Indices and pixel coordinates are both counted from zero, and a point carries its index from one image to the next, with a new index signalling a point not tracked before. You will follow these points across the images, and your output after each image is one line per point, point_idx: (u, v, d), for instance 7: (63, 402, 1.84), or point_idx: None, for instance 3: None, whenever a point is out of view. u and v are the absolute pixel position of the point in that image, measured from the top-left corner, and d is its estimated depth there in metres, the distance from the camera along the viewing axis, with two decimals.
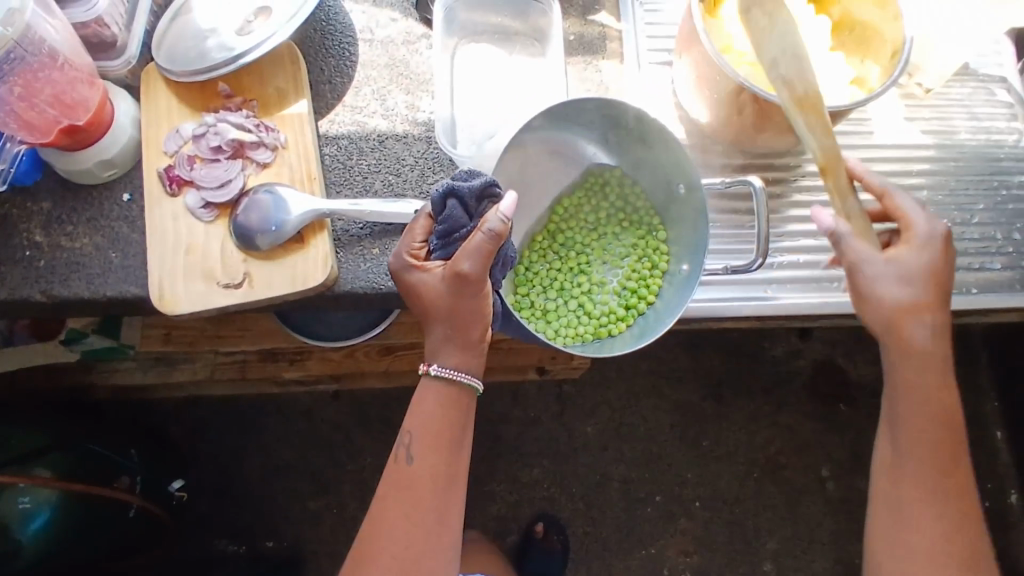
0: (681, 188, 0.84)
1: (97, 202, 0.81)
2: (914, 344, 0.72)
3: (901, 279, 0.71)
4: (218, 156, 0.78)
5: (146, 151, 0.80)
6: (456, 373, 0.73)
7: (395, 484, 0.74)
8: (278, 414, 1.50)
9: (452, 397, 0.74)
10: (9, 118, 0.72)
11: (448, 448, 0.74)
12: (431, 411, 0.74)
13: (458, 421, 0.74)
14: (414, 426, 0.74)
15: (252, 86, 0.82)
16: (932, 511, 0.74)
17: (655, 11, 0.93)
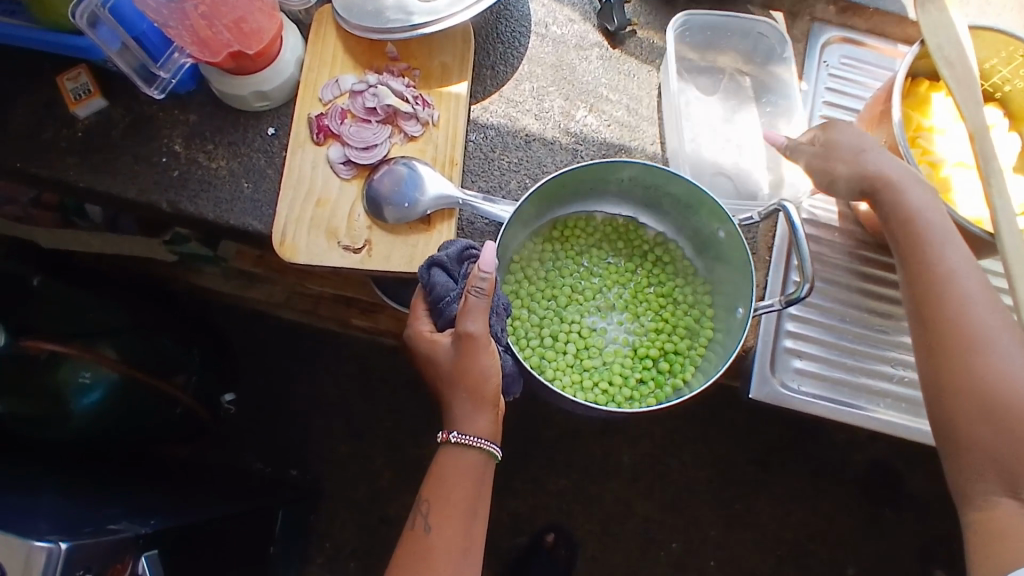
0: (721, 233, 0.78)
1: (242, 129, 0.81)
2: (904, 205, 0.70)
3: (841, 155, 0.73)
4: (370, 118, 0.78)
5: (302, 93, 0.79)
6: (475, 440, 0.72)
7: (410, 556, 0.71)
8: (333, 353, 1.52)
9: (472, 466, 0.72)
10: (186, 33, 0.69)
11: (463, 518, 0.71)
12: (446, 478, 0.72)
13: (475, 491, 0.72)
14: (431, 495, 0.72)
15: (419, 56, 0.81)
16: (997, 370, 0.63)
17: (840, 78, 0.87)
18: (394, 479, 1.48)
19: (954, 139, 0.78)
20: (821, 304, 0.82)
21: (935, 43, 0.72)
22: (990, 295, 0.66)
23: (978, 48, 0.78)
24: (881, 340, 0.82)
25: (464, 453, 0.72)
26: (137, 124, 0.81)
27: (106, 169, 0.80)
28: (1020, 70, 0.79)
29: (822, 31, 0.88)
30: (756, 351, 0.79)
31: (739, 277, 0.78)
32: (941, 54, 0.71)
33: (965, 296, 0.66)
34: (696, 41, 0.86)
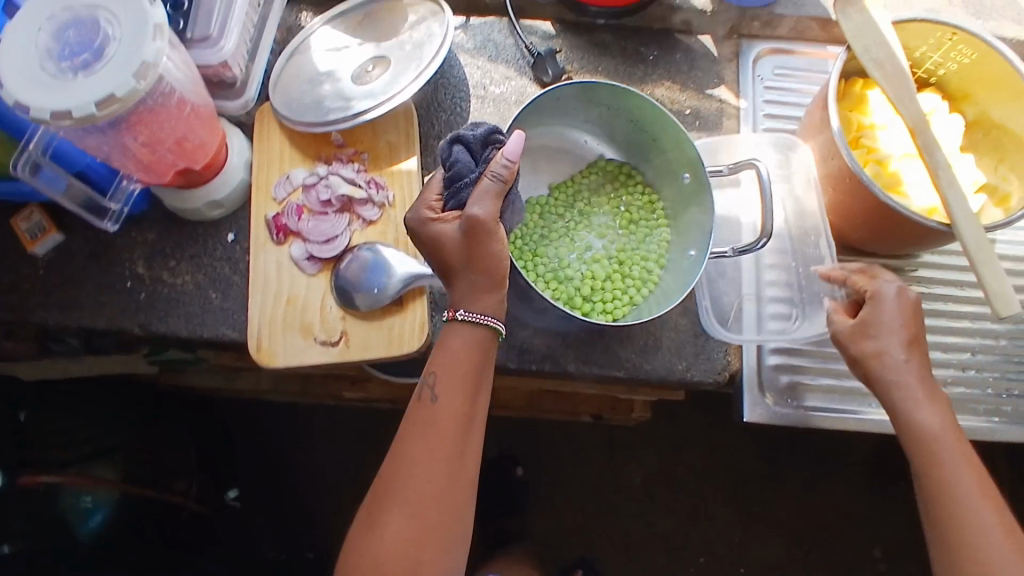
0: (686, 179, 0.79)
1: (201, 240, 0.81)
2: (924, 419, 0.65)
3: (873, 335, 0.67)
4: (326, 210, 0.78)
5: (255, 195, 0.80)
6: (480, 318, 0.66)
7: (414, 430, 0.67)
8: (330, 427, 1.51)
9: (475, 349, 0.68)
10: (130, 162, 0.69)
11: (468, 393, 0.67)
12: (448, 357, 0.67)
13: (481, 364, 0.68)
14: (438, 366, 0.67)
15: (365, 138, 0.82)
16: None
17: (776, 88, 0.89)
18: None
19: (897, 132, 0.79)
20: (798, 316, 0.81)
21: (862, 46, 0.72)
22: (1005, 519, 0.63)
23: (906, 38, 0.78)
24: None
25: (463, 332, 0.67)
26: (97, 252, 0.81)
27: (74, 302, 0.80)
28: (950, 53, 0.80)
29: (752, 46, 0.89)
30: (743, 374, 0.80)
31: (698, 212, 0.78)
32: (870, 58, 0.71)
33: (981, 520, 0.62)
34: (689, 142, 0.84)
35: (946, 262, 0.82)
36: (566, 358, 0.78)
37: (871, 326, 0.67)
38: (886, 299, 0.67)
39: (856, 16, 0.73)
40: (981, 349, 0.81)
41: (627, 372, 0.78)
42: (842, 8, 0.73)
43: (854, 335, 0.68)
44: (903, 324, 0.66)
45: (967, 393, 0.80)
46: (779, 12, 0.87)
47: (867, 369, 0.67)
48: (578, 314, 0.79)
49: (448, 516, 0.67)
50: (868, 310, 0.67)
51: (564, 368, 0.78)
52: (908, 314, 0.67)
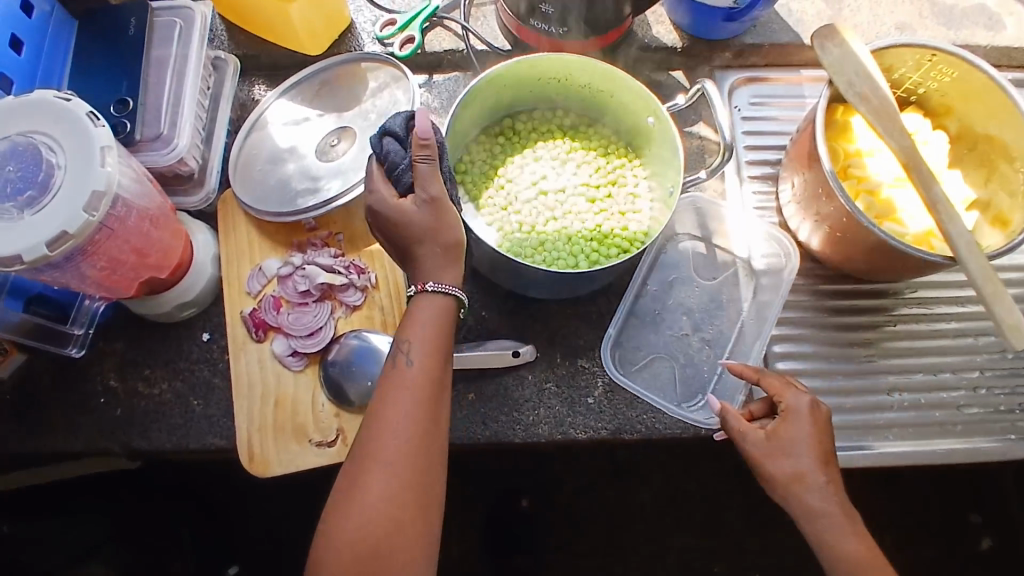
0: (650, 123, 0.75)
1: (176, 343, 0.76)
2: (848, 540, 0.63)
3: (790, 452, 0.65)
4: (306, 300, 0.74)
5: (228, 292, 0.76)
6: (440, 288, 0.61)
7: (389, 392, 0.60)
8: None
9: (444, 314, 0.62)
10: (92, 287, 0.64)
11: (442, 357, 0.61)
12: (420, 319, 0.61)
13: (451, 331, 0.62)
14: (412, 333, 0.61)
15: (338, 219, 0.78)
16: None
17: (755, 118, 0.86)
18: None
19: (886, 158, 0.77)
20: (806, 350, 0.77)
21: (843, 81, 0.70)
22: None
23: (885, 62, 0.77)
24: (867, 370, 0.77)
25: (431, 302, 0.62)
26: (64, 367, 0.76)
27: (46, 425, 0.75)
28: (929, 73, 0.78)
29: (726, 77, 0.87)
30: None
31: (666, 155, 0.74)
32: (853, 93, 0.70)
33: None
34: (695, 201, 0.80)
35: (946, 281, 0.80)
36: (571, 426, 0.73)
37: (789, 443, 0.65)
38: (801, 412, 0.66)
39: (834, 52, 0.71)
40: (992, 366, 0.79)
41: (642, 434, 0.73)
42: (822, 44, 0.72)
43: (771, 454, 0.65)
44: (818, 440, 0.65)
45: (984, 413, 0.77)
46: (749, 41, 0.85)
47: (788, 492, 0.64)
48: (577, 379, 0.74)
49: (432, 477, 0.60)
50: (784, 424, 0.66)
51: (570, 436, 0.73)
52: (819, 427, 0.66)
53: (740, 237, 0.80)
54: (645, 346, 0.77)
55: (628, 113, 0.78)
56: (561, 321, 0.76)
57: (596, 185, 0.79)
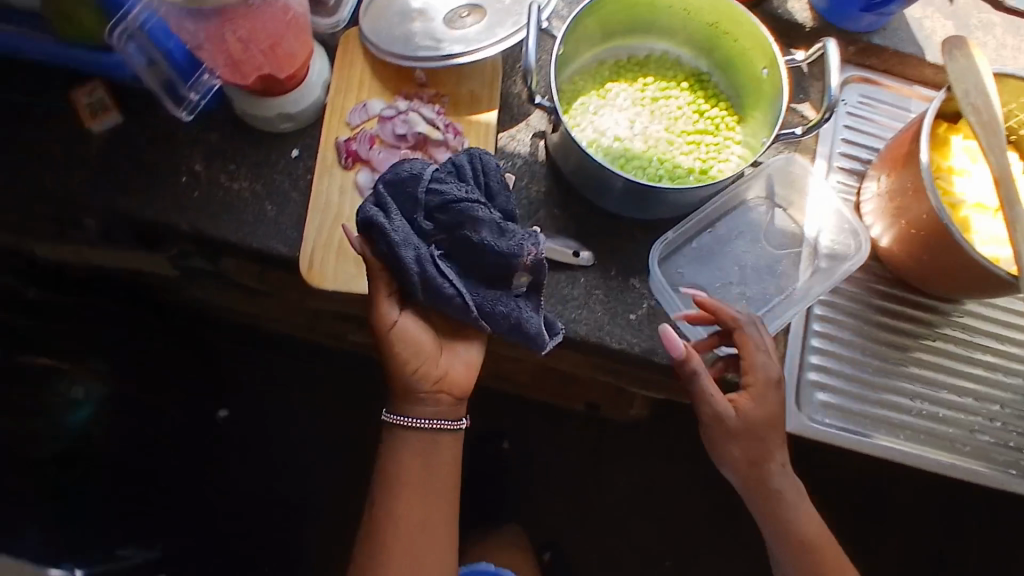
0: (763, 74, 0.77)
1: (266, 150, 0.80)
2: (797, 512, 0.76)
3: (754, 433, 0.71)
4: (399, 144, 0.77)
5: (329, 119, 0.79)
6: (410, 420, 0.73)
7: (376, 534, 0.74)
8: None
9: (423, 436, 0.74)
10: (218, 55, 0.68)
11: (417, 486, 0.74)
12: (398, 450, 0.74)
13: (426, 453, 0.74)
14: (386, 472, 0.74)
15: (447, 82, 0.81)
16: None
17: (857, 116, 0.89)
18: None
19: (977, 181, 0.80)
20: (844, 336, 0.80)
21: (960, 89, 0.73)
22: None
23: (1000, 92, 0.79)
24: (898, 371, 0.80)
25: (408, 434, 0.74)
26: (157, 140, 0.80)
27: (124, 186, 0.78)
28: None
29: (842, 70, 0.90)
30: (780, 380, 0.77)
31: (772, 108, 0.76)
32: (968, 102, 0.72)
33: None
34: (790, 167, 0.82)
35: (994, 314, 0.83)
36: (609, 334, 0.76)
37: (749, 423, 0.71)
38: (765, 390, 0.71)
39: (959, 61, 0.74)
40: (1012, 403, 0.82)
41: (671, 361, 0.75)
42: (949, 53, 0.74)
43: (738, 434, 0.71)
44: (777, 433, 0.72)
45: (992, 442, 0.81)
46: (876, 41, 0.87)
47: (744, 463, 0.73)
48: (625, 294, 0.77)
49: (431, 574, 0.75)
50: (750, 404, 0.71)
51: (605, 343, 0.76)
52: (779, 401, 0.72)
53: (815, 214, 0.82)
54: (686, 275, 0.79)
55: (744, 63, 0.80)
56: (625, 238, 0.79)
57: (695, 126, 0.81)
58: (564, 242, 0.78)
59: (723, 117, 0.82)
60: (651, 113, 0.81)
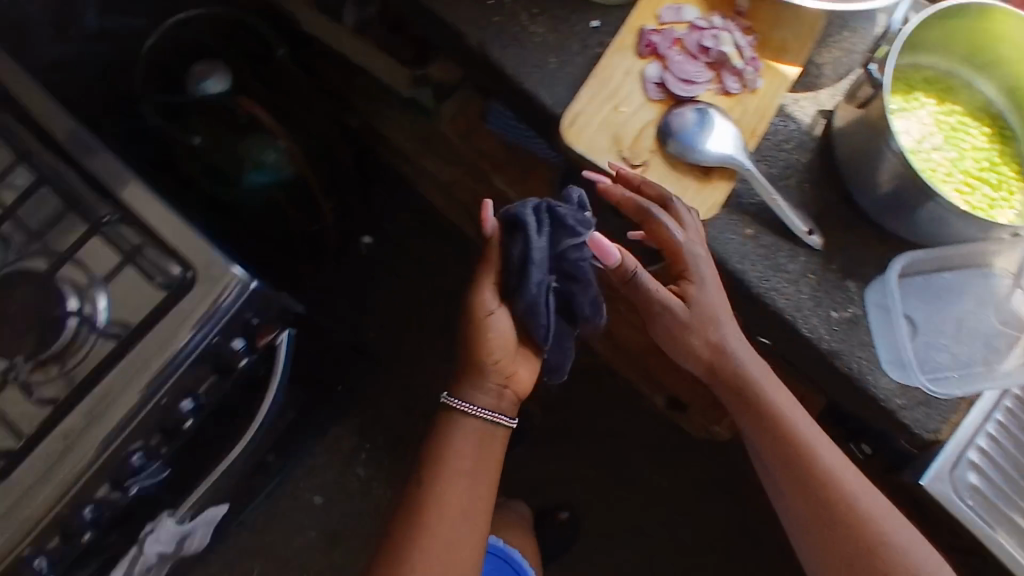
0: None
1: (571, 11, 0.82)
2: (816, 454, 0.75)
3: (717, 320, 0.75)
4: (699, 55, 0.78)
5: (644, 5, 0.80)
6: (472, 408, 0.84)
7: (420, 504, 0.81)
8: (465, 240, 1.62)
9: (480, 428, 0.85)
10: None
11: (466, 460, 0.83)
12: (457, 431, 0.84)
13: (482, 436, 0.85)
14: (432, 451, 0.84)
15: (764, 22, 0.81)
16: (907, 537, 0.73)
17: None
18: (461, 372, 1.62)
19: None
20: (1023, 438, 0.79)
21: None
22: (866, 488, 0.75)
23: None
24: None
25: (471, 420, 0.85)
26: None
27: None
28: None
29: None
30: (943, 445, 0.75)
31: None
32: None
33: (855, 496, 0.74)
34: None
35: None
36: (804, 319, 0.76)
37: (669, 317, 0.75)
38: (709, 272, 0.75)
39: None
40: None
41: (850, 372, 0.75)
42: None
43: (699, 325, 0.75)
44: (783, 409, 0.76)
45: None
46: None
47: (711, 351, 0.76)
48: (835, 291, 0.77)
49: (463, 553, 0.81)
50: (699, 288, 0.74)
51: (797, 325, 0.76)
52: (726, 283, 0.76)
53: None
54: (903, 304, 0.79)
55: None
56: (856, 242, 0.78)
57: (980, 172, 0.77)
58: (800, 218, 0.78)
59: (1010, 179, 0.78)
60: (946, 140, 0.78)
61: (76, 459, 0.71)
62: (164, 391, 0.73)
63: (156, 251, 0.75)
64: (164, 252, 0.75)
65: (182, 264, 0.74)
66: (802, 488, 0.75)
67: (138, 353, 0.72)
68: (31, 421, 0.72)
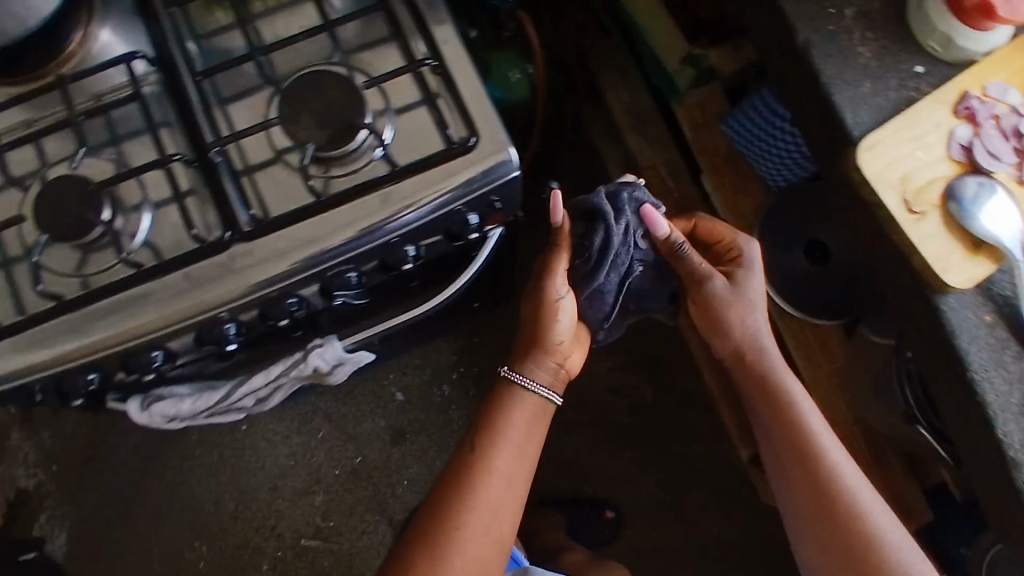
0: None
1: (902, 48, 0.82)
2: (823, 447, 0.90)
3: (752, 306, 0.95)
4: (1012, 137, 0.80)
5: (976, 71, 0.81)
6: (526, 379, 0.95)
7: (472, 465, 0.91)
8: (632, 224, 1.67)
9: (536, 403, 0.96)
10: None
11: (518, 431, 0.94)
12: (512, 408, 0.95)
13: (536, 411, 0.96)
14: (482, 424, 0.94)
15: None
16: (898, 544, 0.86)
17: None
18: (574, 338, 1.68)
19: None
20: None
21: None
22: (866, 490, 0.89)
23: None
24: None
25: (527, 396, 0.96)
26: None
27: None
28: None
29: None
30: None
31: None
32: None
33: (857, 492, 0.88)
34: None
35: None
36: (1005, 420, 0.76)
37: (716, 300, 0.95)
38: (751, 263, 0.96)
39: None
40: None
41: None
42: None
43: (735, 301, 0.94)
44: (816, 442, 0.90)
45: None
46: None
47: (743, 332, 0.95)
48: None
49: (503, 514, 0.90)
50: (745, 274, 0.95)
51: (996, 423, 0.76)
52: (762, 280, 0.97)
53: None
54: None
55: None
56: None
57: None
58: None
59: None
60: None
61: (232, 285, 0.76)
62: (405, 231, 0.80)
63: (452, 110, 0.80)
64: (459, 112, 0.79)
65: (470, 130, 0.79)
66: (827, 527, 0.87)
67: (401, 188, 0.78)
68: (288, 202, 0.78)
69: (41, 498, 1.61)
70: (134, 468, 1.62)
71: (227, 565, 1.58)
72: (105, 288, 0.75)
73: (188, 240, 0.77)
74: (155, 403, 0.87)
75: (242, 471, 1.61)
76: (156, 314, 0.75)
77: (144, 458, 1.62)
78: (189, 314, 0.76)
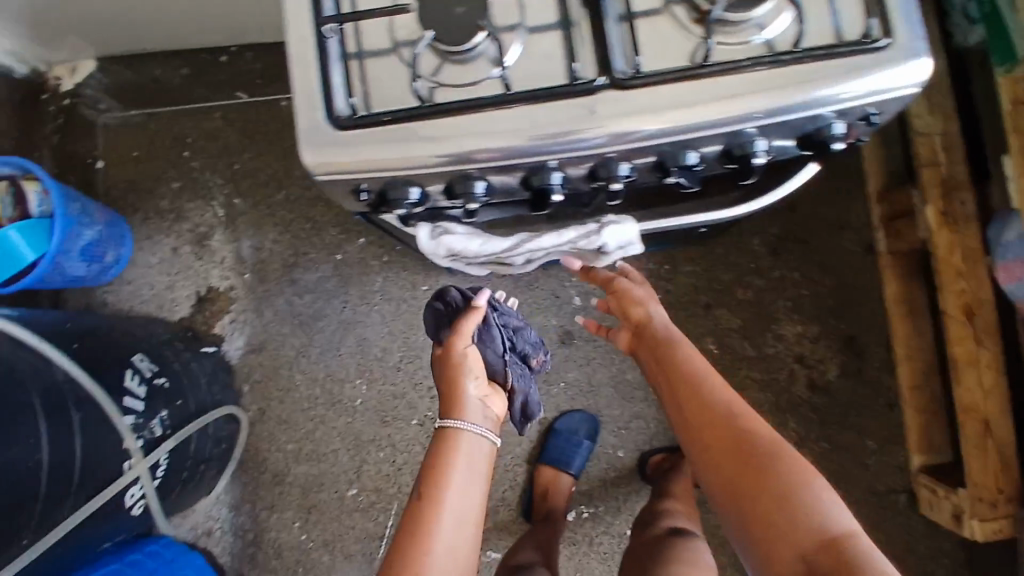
0: None
1: None
2: (720, 400, 0.99)
3: (656, 309, 1.20)
4: None
5: None
6: (461, 424, 1.04)
7: (424, 507, 0.95)
8: (871, 185, 1.56)
9: (466, 445, 1.03)
10: None
11: (464, 467, 1.01)
12: (451, 448, 1.03)
13: (471, 457, 1.03)
14: (429, 464, 1.01)
15: None
16: (798, 474, 0.89)
17: None
18: (767, 290, 1.62)
19: None
20: None
21: None
22: (768, 434, 0.94)
23: None
24: None
25: (459, 440, 1.03)
26: None
27: None
28: None
29: None
30: None
31: None
32: None
33: (758, 432, 0.94)
34: None
35: None
36: None
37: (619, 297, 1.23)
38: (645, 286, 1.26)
39: None
40: None
41: None
42: None
43: (643, 299, 1.21)
44: (702, 387, 1.01)
45: None
46: None
47: (651, 324, 1.17)
48: None
49: (465, 540, 0.95)
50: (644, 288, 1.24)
51: None
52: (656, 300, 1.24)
53: None
54: None
55: None
56: None
57: None
58: None
59: None
60: None
61: (587, 131, 0.71)
62: (776, 122, 0.72)
63: (864, 8, 0.73)
64: (874, 11, 0.72)
65: (883, 32, 0.71)
66: (731, 468, 0.92)
67: (796, 73, 0.70)
68: (665, 59, 0.72)
69: (228, 300, 1.72)
70: (317, 297, 1.72)
71: (381, 407, 1.68)
72: (462, 101, 0.72)
73: (555, 74, 0.73)
74: (444, 236, 0.89)
75: (414, 329, 1.69)
76: (496, 138, 0.72)
77: (328, 291, 1.72)
78: (539, 145, 0.72)
